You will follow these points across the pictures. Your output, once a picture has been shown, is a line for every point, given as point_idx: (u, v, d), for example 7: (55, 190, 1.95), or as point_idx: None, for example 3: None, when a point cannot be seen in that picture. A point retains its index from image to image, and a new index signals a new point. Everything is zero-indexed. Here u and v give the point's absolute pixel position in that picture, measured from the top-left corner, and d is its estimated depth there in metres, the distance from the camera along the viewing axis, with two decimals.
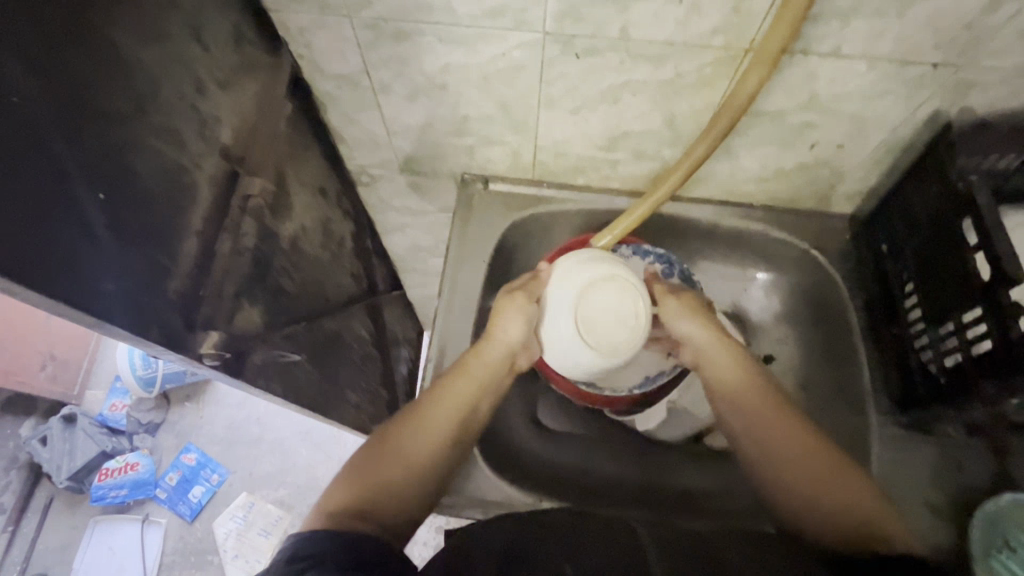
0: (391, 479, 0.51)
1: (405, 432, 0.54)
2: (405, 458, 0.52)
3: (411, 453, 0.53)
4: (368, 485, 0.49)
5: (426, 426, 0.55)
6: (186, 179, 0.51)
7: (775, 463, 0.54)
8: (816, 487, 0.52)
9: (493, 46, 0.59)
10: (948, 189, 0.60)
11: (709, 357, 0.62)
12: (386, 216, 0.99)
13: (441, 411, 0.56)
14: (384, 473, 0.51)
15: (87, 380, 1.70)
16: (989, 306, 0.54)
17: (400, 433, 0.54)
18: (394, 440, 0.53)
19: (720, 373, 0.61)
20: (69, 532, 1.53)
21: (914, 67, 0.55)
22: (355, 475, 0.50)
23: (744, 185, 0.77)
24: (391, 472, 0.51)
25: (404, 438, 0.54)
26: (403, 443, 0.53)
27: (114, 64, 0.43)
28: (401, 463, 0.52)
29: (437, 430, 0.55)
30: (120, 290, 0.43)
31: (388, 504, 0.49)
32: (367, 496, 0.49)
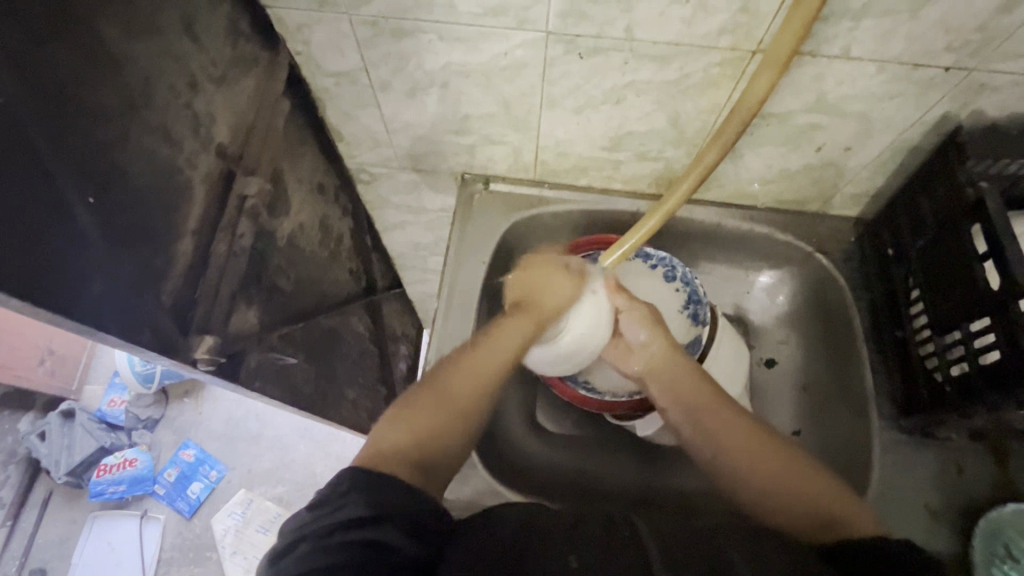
0: (447, 421, 0.51)
1: (457, 374, 0.54)
2: (459, 401, 0.52)
3: (464, 396, 0.52)
4: (423, 429, 0.49)
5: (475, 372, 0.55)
6: (180, 179, 0.50)
7: (734, 457, 0.53)
8: (781, 477, 0.51)
9: (495, 45, 0.58)
10: (955, 193, 0.59)
11: (658, 363, 0.62)
12: (386, 214, 0.98)
13: (494, 354, 0.55)
14: (437, 418, 0.50)
15: (85, 375, 1.69)
16: (997, 315, 0.53)
17: (449, 378, 0.53)
18: (445, 383, 0.53)
19: (675, 377, 0.61)
20: (68, 527, 1.53)
21: (924, 69, 0.54)
22: (411, 413, 0.50)
23: (749, 186, 0.76)
24: (446, 414, 0.51)
25: (457, 381, 0.53)
26: (455, 386, 0.53)
27: (105, 62, 0.42)
28: (455, 405, 0.52)
29: (492, 371, 0.55)
30: (109, 293, 0.42)
31: (443, 447, 0.50)
32: (424, 439, 0.49)
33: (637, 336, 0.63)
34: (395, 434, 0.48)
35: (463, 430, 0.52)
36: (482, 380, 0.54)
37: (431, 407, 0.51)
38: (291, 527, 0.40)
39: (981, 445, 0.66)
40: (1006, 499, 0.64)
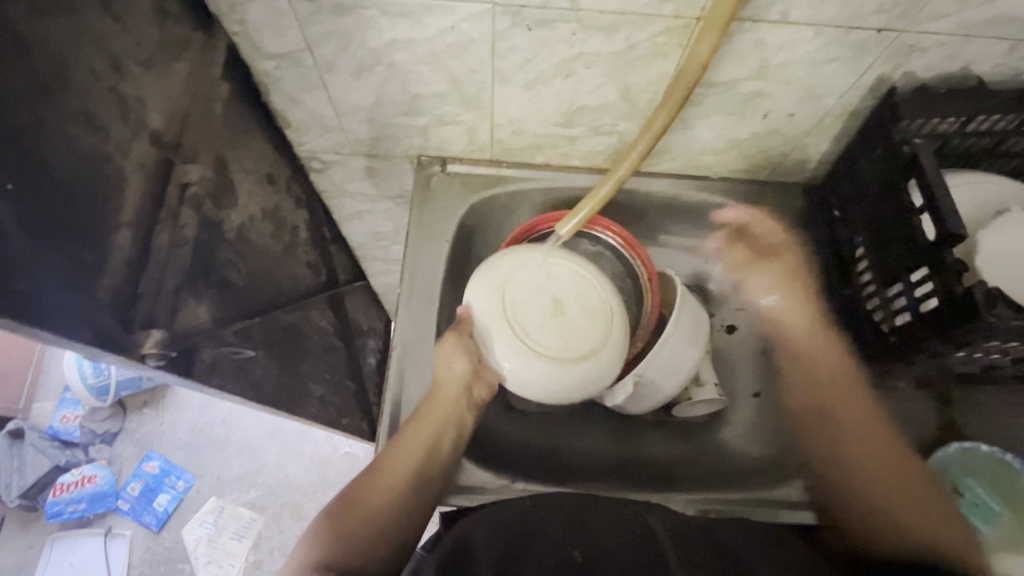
0: (360, 537, 0.56)
1: (363, 498, 0.59)
2: (368, 519, 0.58)
3: (362, 520, 0.57)
4: (321, 551, 0.55)
5: (390, 476, 0.60)
6: (112, 168, 0.47)
7: (860, 475, 0.63)
8: (891, 494, 0.60)
9: (439, 19, 0.57)
10: (892, 152, 0.62)
11: (811, 355, 0.71)
12: (342, 204, 0.96)
13: (383, 479, 0.60)
14: (362, 527, 0.57)
15: (32, 393, 1.60)
16: (933, 264, 0.56)
17: (349, 510, 0.58)
18: (356, 500, 0.59)
19: (833, 368, 0.70)
20: (25, 552, 1.46)
21: (858, 32, 0.56)
22: (324, 537, 0.56)
23: (701, 157, 0.77)
24: (343, 543, 0.55)
25: (364, 497, 0.59)
26: (351, 518, 0.57)
27: (11, 40, 0.39)
28: (362, 521, 0.57)
29: (394, 483, 0.60)
30: (37, 293, 0.39)
31: (360, 561, 0.55)
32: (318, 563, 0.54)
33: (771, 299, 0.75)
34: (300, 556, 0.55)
35: (377, 546, 0.57)
36: (394, 485, 0.60)
37: (328, 537, 0.56)
38: None
39: (926, 393, 0.70)
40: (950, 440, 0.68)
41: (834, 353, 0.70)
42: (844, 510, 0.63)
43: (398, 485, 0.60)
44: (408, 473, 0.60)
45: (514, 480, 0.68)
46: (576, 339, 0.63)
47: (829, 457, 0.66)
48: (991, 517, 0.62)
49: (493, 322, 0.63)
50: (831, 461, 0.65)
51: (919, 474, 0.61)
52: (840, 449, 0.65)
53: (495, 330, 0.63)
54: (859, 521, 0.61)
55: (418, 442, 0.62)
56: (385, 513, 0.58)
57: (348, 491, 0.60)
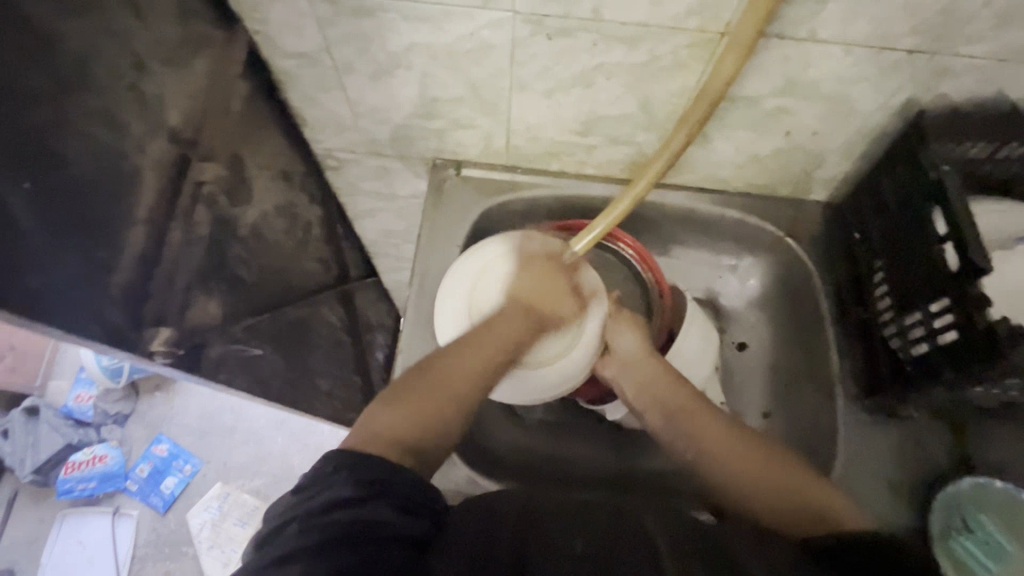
0: (437, 410, 0.52)
1: (446, 368, 0.55)
2: (448, 395, 0.53)
3: (444, 396, 0.53)
4: (414, 414, 0.51)
5: (479, 350, 0.57)
6: (129, 165, 0.48)
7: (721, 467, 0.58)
8: (745, 466, 0.57)
9: (460, 24, 0.56)
10: (918, 177, 0.60)
11: (633, 367, 0.67)
12: (356, 202, 0.96)
13: (473, 347, 0.57)
14: (438, 399, 0.53)
15: (49, 370, 1.64)
16: (955, 297, 0.54)
17: (435, 373, 0.54)
18: (440, 367, 0.55)
19: (644, 379, 0.66)
20: (36, 526, 1.49)
21: (890, 52, 0.54)
22: (398, 400, 0.51)
23: (720, 171, 0.76)
24: (432, 407, 0.52)
25: (448, 371, 0.55)
26: (435, 376, 0.54)
27: (36, 38, 0.39)
28: (444, 394, 0.53)
29: (484, 357, 0.57)
30: (49, 290, 0.39)
31: (432, 436, 0.51)
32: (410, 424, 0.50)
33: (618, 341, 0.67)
34: (389, 419, 0.50)
35: (456, 419, 0.53)
36: (481, 362, 0.56)
37: (419, 400, 0.52)
38: (276, 515, 0.41)
39: (940, 423, 0.68)
40: (963, 473, 0.66)
41: (659, 370, 0.65)
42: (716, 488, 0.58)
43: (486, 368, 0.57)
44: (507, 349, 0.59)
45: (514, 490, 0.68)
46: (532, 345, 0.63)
47: (686, 450, 0.61)
48: (1003, 555, 0.59)
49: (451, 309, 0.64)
50: (691, 449, 0.60)
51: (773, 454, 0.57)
52: (690, 444, 0.61)
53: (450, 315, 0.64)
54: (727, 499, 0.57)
55: (515, 329, 0.60)
56: (476, 378, 0.56)
57: (433, 357, 0.56)
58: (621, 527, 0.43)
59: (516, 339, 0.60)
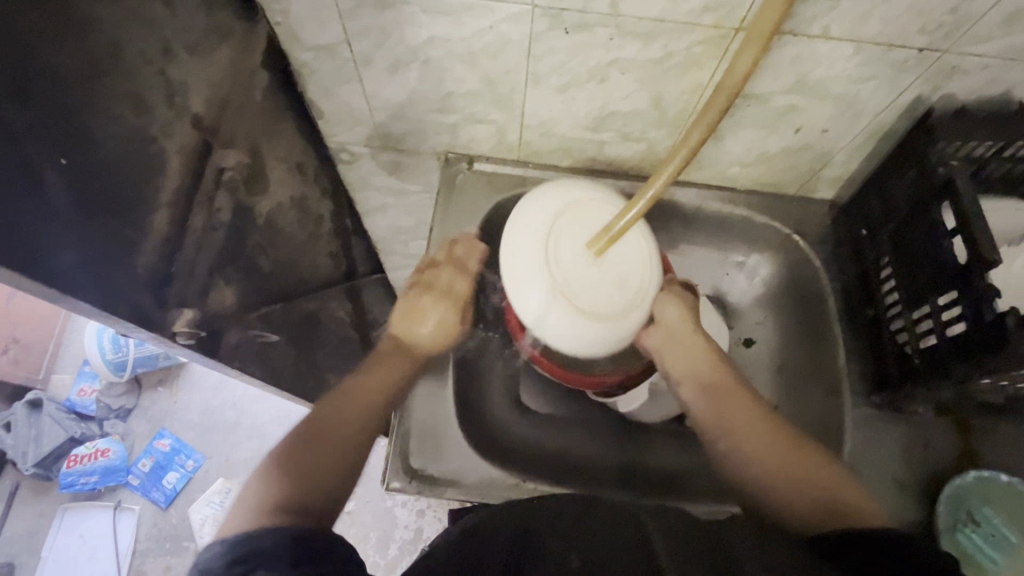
0: (327, 466, 0.51)
1: (330, 424, 0.54)
2: (333, 447, 0.53)
3: (329, 450, 0.53)
4: (303, 477, 0.50)
5: (361, 399, 0.58)
6: (154, 149, 0.48)
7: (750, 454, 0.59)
8: (774, 463, 0.58)
9: (479, 18, 0.57)
10: (927, 174, 0.61)
11: (678, 340, 0.68)
12: (366, 196, 0.97)
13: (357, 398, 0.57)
14: (326, 457, 0.52)
15: (52, 364, 1.63)
16: (964, 289, 0.55)
17: (323, 433, 0.54)
18: (318, 427, 0.54)
19: (691, 356, 0.67)
20: (36, 520, 1.49)
21: (900, 50, 0.55)
22: (281, 465, 0.50)
23: (729, 169, 0.77)
24: (324, 461, 0.52)
25: (330, 428, 0.54)
26: (324, 434, 0.54)
27: (72, 21, 0.40)
28: (333, 449, 0.53)
29: (366, 409, 0.57)
30: (81, 265, 0.40)
31: (323, 492, 0.50)
32: (296, 488, 0.48)
33: (665, 312, 0.67)
34: (273, 483, 0.48)
35: (343, 475, 0.52)
36: (366, 412, 0.57)
37: (306, 462, 0.51)
38: None
39: (946, 419, 0.69)
40: (968, 468, 0.67)
41: (701, 347, 0.68)
42: (745, 477, 0.59)
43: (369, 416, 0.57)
44: (375, 401, 0.58)
45: (525, 480, 0.68)
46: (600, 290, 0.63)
47: (718, 437, 0.62)
48: (1007, 548, 0.61)
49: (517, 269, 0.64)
50: (726, 437, 0.62)
51: (797, 446, 0.59)
52: (723, 433, 0.62)
53: (526, 252, 0.63)
54: (756, 490, 0.58)
55: (390, 376, 0.61)
56: (353, 435, 0.55)
57: (311, 417, 0.55)
58: (621, 533, 0.43)
59: (386, 388, 0.60)
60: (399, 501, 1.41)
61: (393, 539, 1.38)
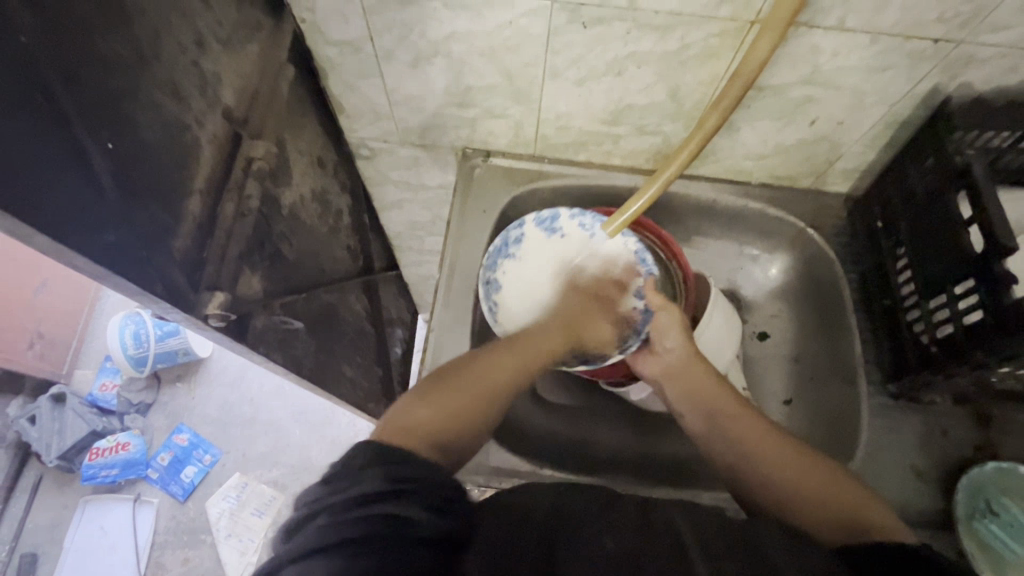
0: (466, 416, 0.50)
1: (478, 370, 0.55)
2: (479, 401, 0.52)
3: (471, 401, 0.51)
4: (443, 415, 0.48)
5: (513, 359, 0.58)
6: (189, 138, 0.50)
7: (769, 464, 0.54)
8: (801, 478, 0.52)
9: (499, 12, 0.59)
10: (944, 163, 0.61)
11: (680, 374, 0.66)
12: (384, 191, 0.99)
13: (491, 372, 0.55)
14: (468, 404, 0.51)
15: (75, 360, 1.68)
16: (981, 276, 0.55)
17: (464, 377, 0.53)
18: (454, 370, 0.54)
19: (692, 386, 0.65)
20: (58, 511, 1.52)
21: (916, 40, 0.56)
22: (424, 398, 0.49)
23: (744, 162, 0.78)
24: (464, 410, 0.50)
25: (480, 377, 0.54)
26: (462, 387, 0.52)
27: (116, 14, 0.42)
28: (474, 397, 0.52)
29: (508, 372, 0.56)
30: (124, 245, 0.42)
31: (460, 437, 0.49)
32: (445, 425, 0.48)
33: (665, 341, 0.69)
34: (425, 413, 0.47)
35: (475, 428, 0.51)
36: (509, 374, 0.56)
37: (444, 399, 0.50)
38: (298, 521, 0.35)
39: (964, 410, 0.69)
40: (987, 459, 0.67)
41: (706, 377, 0.65)
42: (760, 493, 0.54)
43: (511, 380, 0.56)
44: (512, 372, 0.57)
45: (541, 468, 0.69)
46: (523, 317, 0.75)
47: (733, 451, 0.57)
48: None
49: (536, 233, 0.75)
50: (739, 453, 0.57)
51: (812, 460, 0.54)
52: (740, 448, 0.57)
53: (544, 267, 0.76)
54: (777, 504, 0.52)
55: (541, 351, 0.62)
56: (491, 390, 0.54)
57: (463, 362, 0.55)
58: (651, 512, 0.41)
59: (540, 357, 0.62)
60: None
61: None
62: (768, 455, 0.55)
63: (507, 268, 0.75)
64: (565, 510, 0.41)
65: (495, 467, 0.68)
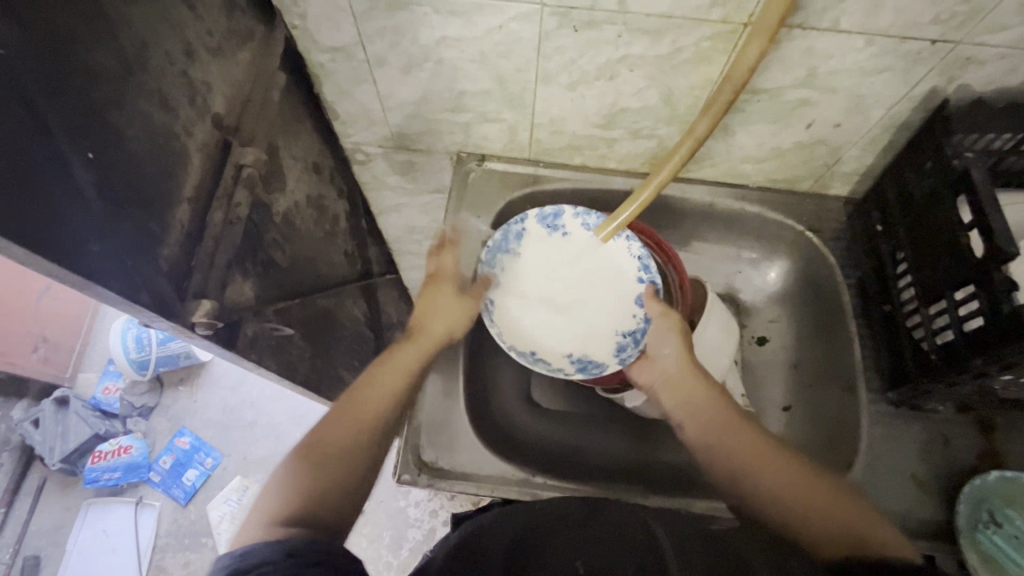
0: (328, 479, 0.50)
1: (333, 425, 0.54)
2: (341, 458, 0.52)
3: (328, 457, 0.51)
4: (300, 488, 0.48)
5: (373, 394, 0.57)
6: (176, 146, 0.50)
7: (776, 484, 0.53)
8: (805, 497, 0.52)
9: (490, 17, 0.58)
10: (943, 167, 0.60)
11: (674, 381, 0.64)
12: (381, 196, 0.99)
13: (366, 408, 0.56)
14: (330, 468, 0.51)
15: (79, 363, 1.69)
16: (981, 283, 0.54)
17: (323, 439, 0.53)
18: (331, 432, 0.53)
19: (688, 397, 0.63)
20: (62, 514, 1.53)
21: (913, 42, 0.55)
22: (288, 477, 0.49)
23: (741, 165, 0.77)
24: (324, 477, 0.50)
25: (332, 431, 0.53)
26: (334, 452, 0.52)
27: (100, 23, 0.42)
28: (336, 458, 0.51)
29: (367, 416, 0.55)
30: (109, 254, 0.42)
31: (326, 506, 0.48)
32: (306, 498, 0.48)
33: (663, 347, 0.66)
34: (286, 496, 0.48)
35: (344, 490, 0.50)
36: (359, 414, 0.55)
37: (309, 471, 0.50)
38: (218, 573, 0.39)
39: (966, 417, 0.68)
40: (990, 467, 0.65)
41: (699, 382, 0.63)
42: (765, 511, 0.53)
43: (367, 419, 0.55)
44: (379, 405, 0.57)
45: (536, 475, 0.68)
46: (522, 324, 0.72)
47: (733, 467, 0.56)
48: None
49: (538, 229, 0.73)
50: (742, 469, 0.55)
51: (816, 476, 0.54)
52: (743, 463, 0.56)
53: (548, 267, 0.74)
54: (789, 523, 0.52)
55: (398, 372, 0.60)
56: (356, 442, 0.53)
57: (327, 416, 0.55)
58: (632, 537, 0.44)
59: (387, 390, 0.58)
60: (412, 501, 1.42)
61: (405, 538, 1.38)
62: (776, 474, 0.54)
63: (506, 266, 0.73)
64: (541, 530, 0.47)
65: (488, 474, 0.67)
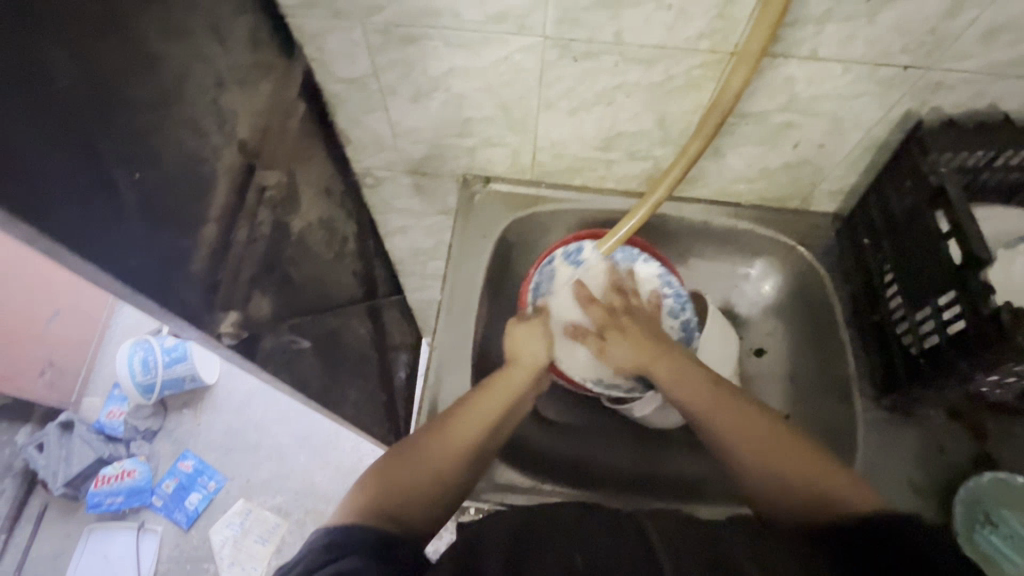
0: (411, 485, 0.51)
1: (431, 444, 0.55)
2: (429, 471, 0.53)
3: (421, 472, 0.53)
4: (382, 486, 0.50)
5: (470, 423, 0.58)
6: (206, 169, 0.54)
7: (763, 456, 0.54)
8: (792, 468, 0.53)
9: (495, 50, 0.63)
10: (920, 183, 0.64)
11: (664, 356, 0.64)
12: (388, 219, 1.03)
13: (465, 429, 0.58)
14: (419, 478, 0.52)
15: (83, 387, 1.70)
16: (961, 288, 0.57)
17: (418, 451, 0.55)
18: (424, 448, 0.55)
19: (674, 368, 0.63)
20: (62, 540, 1.52)
21: (886, 68, 0.59)
22: (377, 478, 0.51)
23: (732, 185, 0.81)
24: (410, 481, 0.51)
25: (430, 451, 0.55)
26: (423, 460, 0.54)
27: (145, 58, 0.46)
28: (426, 472, 0.53)
29: (460, 442, 0.56)
30: (146, 267, 0.45)
31: (406, 507, 0.50)
32: (391, 499, 0.49)
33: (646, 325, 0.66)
34: (368, 492, 0.50)
35: (429, 501, 0.52)
36: (456, 443, 0.56)
37: (393, 473, 0.52)
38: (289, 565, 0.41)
39: (957, 422, 0.70)
40: (983, 470, 0.67)
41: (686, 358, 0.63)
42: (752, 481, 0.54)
43: (462, 445, 0.56)
44: (477, 435, 0.58)
45: (543, 483, 0.70)
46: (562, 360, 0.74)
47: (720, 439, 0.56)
48: None
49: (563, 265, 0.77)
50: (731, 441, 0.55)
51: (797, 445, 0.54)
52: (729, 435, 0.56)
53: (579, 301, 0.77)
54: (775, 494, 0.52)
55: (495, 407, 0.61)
56: (447, 465, 0.55)
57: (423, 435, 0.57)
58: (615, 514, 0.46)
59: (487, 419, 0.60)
60: None
61: None
62: (763, 445, 0.54)
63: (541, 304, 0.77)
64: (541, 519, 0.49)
65: (497, 483, 0.69)
